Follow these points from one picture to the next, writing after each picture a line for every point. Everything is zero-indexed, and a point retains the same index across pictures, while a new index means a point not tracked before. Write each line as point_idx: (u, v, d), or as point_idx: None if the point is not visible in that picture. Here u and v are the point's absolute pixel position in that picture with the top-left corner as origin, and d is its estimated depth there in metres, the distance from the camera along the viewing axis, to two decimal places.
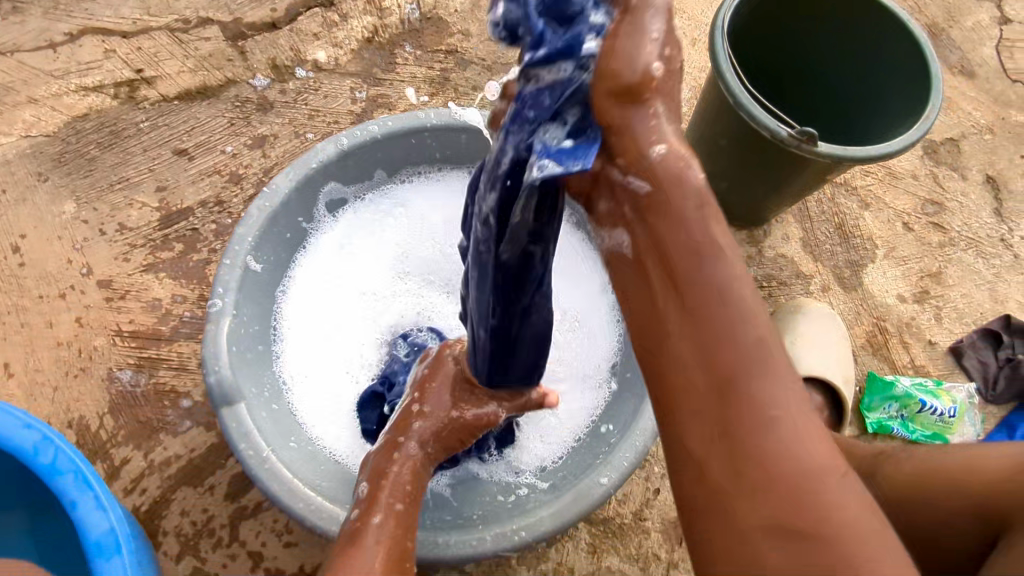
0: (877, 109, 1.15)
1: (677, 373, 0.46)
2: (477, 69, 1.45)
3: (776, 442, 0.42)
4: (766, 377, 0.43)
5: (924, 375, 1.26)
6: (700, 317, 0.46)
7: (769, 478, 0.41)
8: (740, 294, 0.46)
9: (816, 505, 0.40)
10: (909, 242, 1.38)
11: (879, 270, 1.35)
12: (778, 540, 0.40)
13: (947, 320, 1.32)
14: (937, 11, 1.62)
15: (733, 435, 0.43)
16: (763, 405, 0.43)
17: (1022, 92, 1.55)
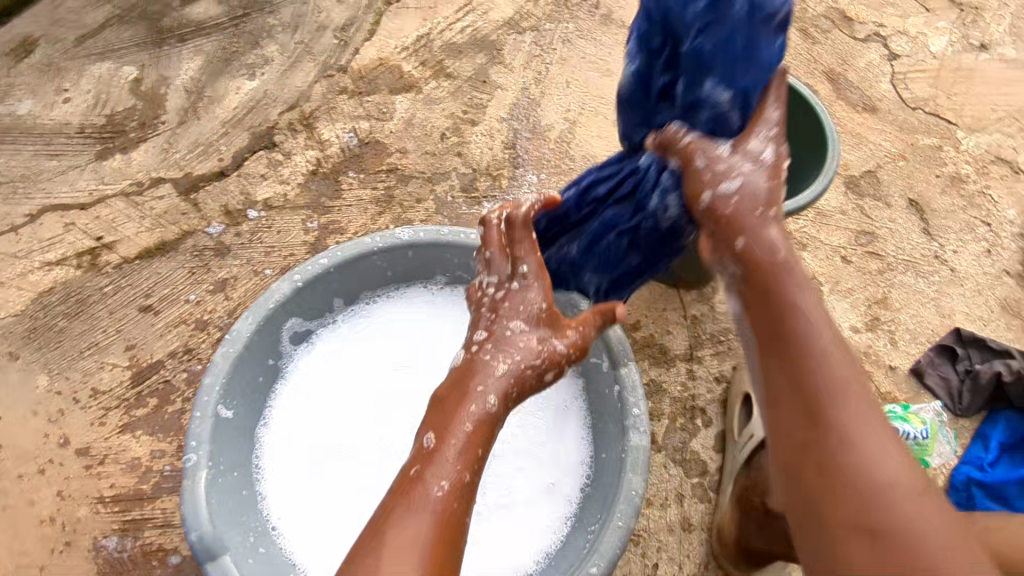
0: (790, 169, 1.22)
1: (787, 409, 0.66)
2: (418, 182, 1.53)
3: (855, 454, 0.60)
4: (833, 390, 0.64)
5: (893, 400, 1.29)
6: (775, 335, 0.70)
7: (854, 488, 0.59)
8: (808, 309, 0.70)
9: (896, 529, 0.56)
10: (851, 273, 1.44)
11: (828, 305, 1.40)
12: (858, 545, 0.57)
13: (903, 343, 1.36)
14: (831, 57, 1.76)
15: (826, 435, 0.62)
16: (844, 423, 0.62)
17: (923, 118, 1.67)
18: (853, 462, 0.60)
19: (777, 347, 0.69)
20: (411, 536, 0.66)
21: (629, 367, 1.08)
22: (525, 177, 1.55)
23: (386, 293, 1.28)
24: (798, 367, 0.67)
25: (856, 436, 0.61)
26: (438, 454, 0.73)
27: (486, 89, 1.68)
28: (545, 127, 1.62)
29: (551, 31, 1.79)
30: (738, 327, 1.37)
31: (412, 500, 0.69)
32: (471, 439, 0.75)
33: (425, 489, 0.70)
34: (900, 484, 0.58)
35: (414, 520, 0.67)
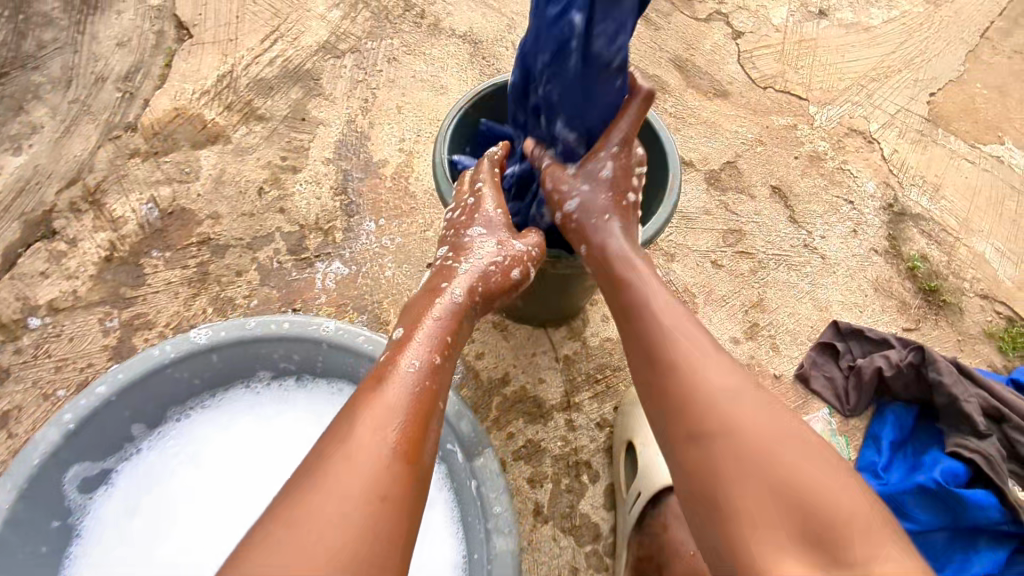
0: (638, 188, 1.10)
1: (650, 389, 0.74)
2: (237, 251, 1.32)
3: (704, 402, 0.68)
4: (690, 353, 0.73)
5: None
6: (633, 321, 0.81)
7: (713, 433, 0.66)
8: (650, 291, 0.82)
9: (765, 457, 0.63)
10: (724, 279, 1.35)
11: (704, 319, 1.30)
12: (741, 489, 0.62)
13: (785, 347, 1.28)
14: (675, 42, 1.66)
15: (678, 403, 0.70)
16: (694, 375, 0.71)
17: (775, 97, 1.60)
18: (698, 409, 0.68)
19: (640, 334, 0.79)
20: (387, 431, 0.64)
21: (485, 456, 0.94)
22: (362, 226, 1.36)
23: (199, 404, 1.07)
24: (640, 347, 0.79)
25: (699, 378, 0.70)
26: (409, 342, 0.75)
27: (306, 128, 1.47)
28: (379, 164, 1.44)
29: (374, 50, 1.59)
30: (614, 360, 1.26)
31: (380, 392, 0.68)
32: (443, 330, 0.79)
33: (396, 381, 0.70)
34: (748, 402, 0.68)
35: (384, 412, 0.66)
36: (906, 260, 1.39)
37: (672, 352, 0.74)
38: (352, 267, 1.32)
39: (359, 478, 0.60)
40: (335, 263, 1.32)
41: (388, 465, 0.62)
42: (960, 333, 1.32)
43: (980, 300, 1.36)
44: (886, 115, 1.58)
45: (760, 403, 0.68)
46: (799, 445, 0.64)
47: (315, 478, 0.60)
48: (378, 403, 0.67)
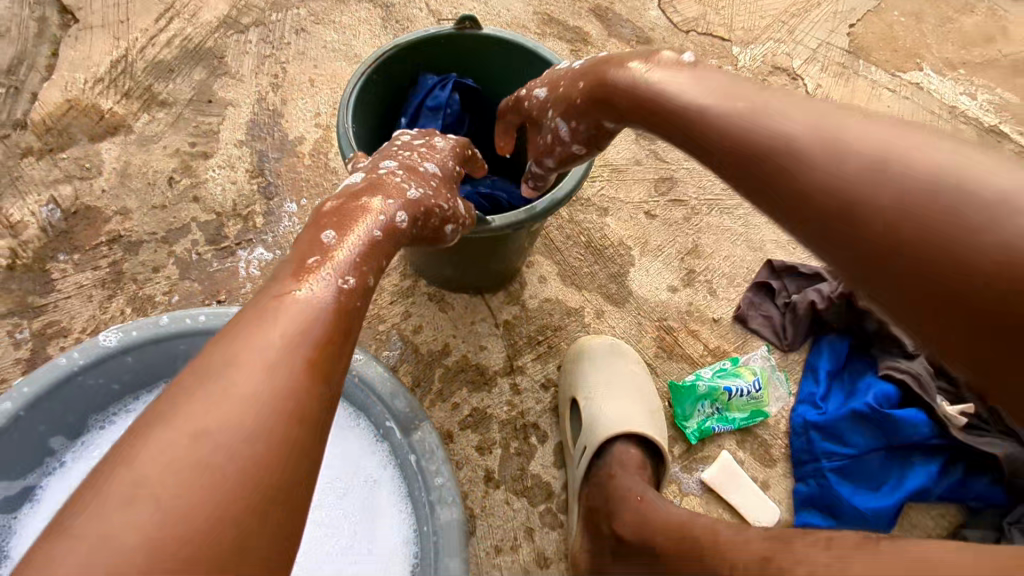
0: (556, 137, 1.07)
1: (756, 192, 0.62)
2: (152, 246, 1.25)
3: (813, 172, 0.56)
4: (769, 134, 0.60)
5: (721, 356, 1.23)
6: (697, 130, 0.68)
7: (836, 213, 0.53)
8: (693, 101, 0.70)
9: (901, 198, 0.50)
10: (658, 228, 1.34)
11: (641, 270, 1.30)
12: (908, 280, 0.49)
13: (722, 290, 1.29)
14: None
15: (787, 199, 0.57)
16: (786, 163, 0.58)
17: (697, 40, 1.57)
18: (808, 201, 0.55)
19: (707, 144, 0.67)
20: (290, 344, 0.58)
21: (422, 429, 0.92)
22: (283, 208, 1.30)
23: (122, 409, 1.01)
24: (712, 159, 0.67)
25: (793, 157, 0.58)
26: (332, 259, 0.69)
27: (214, 110, 1.39)
28: (295, 142, 1.37)
29: (280, 22, 1.51)
30: (554, 320, 1.24)
31: (293, 298, 0.62)
32: (366, 250, 0.74)
33: (310, 288, 0.64)
34: (850, 164, 0.54)
35: (285, 327, 0.59)
36: None
37: (757, 141, 0.61)
38: (276, 252, 1.26)
39: (257, 374, 0.54)
40: (258, 249, 1.26)
41: (289, 367, 0.56)
42: None
43: None
44: (808, 50, 1.57)
45: (899, 133, 0.54)
46: (926, 182, 0.50)
47: (200, 394, 0.53)
48: (281, 306, 0.61)
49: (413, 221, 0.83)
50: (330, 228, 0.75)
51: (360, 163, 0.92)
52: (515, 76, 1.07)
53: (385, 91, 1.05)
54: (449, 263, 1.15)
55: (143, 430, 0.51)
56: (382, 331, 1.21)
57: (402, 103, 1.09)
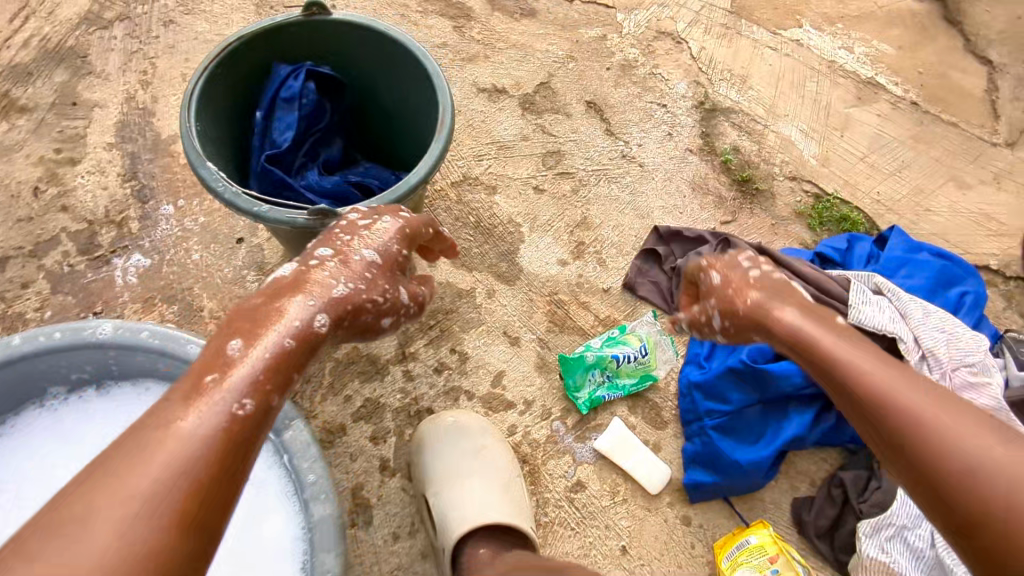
0: (419, 112, 1.05)
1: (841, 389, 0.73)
2: (20, 261, 1.20)
3: (890, 403, 0.68)
4: (887, 387, 0.69)
5: (611, 325, 1.25)
6: (804, 348, 0.77)
7: (919, 466, 0.65)
8: (840, 344, 0.75)
9: (956, 457, 0.63)
10: (546, 203, 1.35)
11: (531, 246, 1.30)
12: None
13: (611, 260, 1.31)
14: None
15: (859, 400, 0.71)
16: (889, 403, 0.68)
17: (582, 9, 1.56)
18: (892, 417, 0.68)
19: (817, 361, 0.75)
20: (141, 499, 0.55)
21: (295, 427, 0.91)
22: (159, 211, 1.26)
23: None
24: (837, 389, 0.73)
25: (886, 392, 0.69)
26: (229, 389, 0.63)
27: (80, 113, 1.33)
28: (169, 141, 1.33)
29: (147, 15, 1.44)
30: (446, 303, 1.24)
31: (165, 436, 0.58)
32: (281, 360, 0.68)
33: (205, 410, 0.61)
34: (932, 410, 0.66)
35: (144, 478, 0.56)
36: (719, 156, 1.43)
37: (868, 389, 0.70)
38: (154, 257, 1.23)
39: (115, 523, 0.53)
40: (134, 255, 1.22)
41: (164, 514, 0.55)
42: (772, 218, 1.38)
43: (789, 183, 1.41)
44: (692, 13, 1.58)
45: (959, 416, 0.65)
46: None
47: (62, 538, 0.52)
48: (163, 438, 0.58)
49: (336, 323, 0.75)
50: (240, 335, 0.68)
51: (205, 165, 0.88)
52: (367, 62, 1.05)
53: (235, 90, 1.02)
54: None
55: (34, 551, 0.51)
56: None
57: (257, 99, 1.06)
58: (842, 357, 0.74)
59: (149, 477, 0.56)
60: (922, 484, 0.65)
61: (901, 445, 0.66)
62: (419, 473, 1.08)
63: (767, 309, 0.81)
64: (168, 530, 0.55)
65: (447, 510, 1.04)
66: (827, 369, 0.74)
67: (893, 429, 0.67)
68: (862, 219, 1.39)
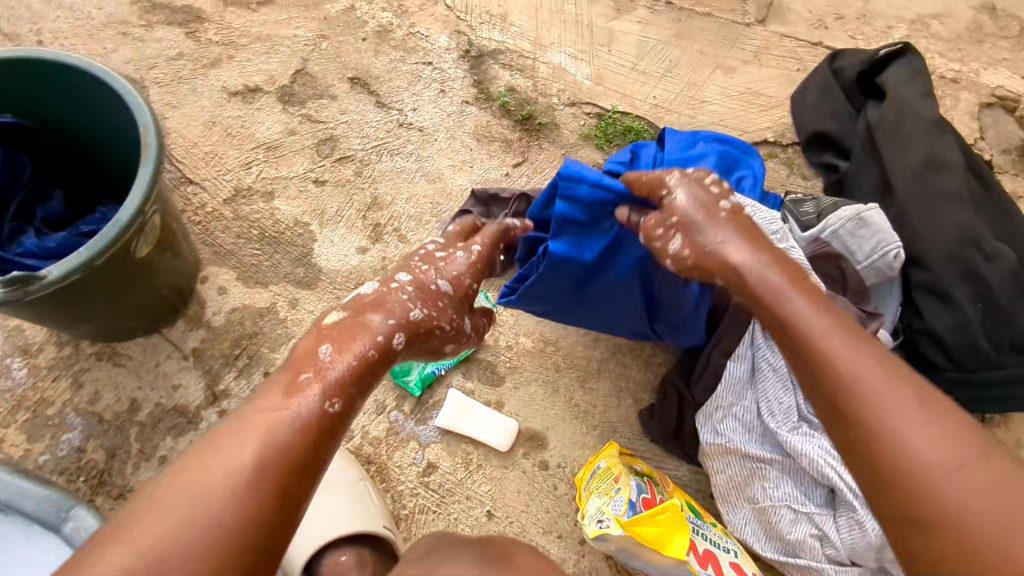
0: (109, 110, 0.93)
1: (806, 389, 0.74)
2: None
3: (866, 405, 0.66)
4: (830, 359, 0.70)
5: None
6: (804, 356, 0.73)
7: (852, 410, 0.67)
8: (805, 324, 0.74)
9: (923, 483, 0.61)
10: (331, 194, 1.28)
11: (325, 242, 1.24)
12: (912, 528, 0.61)
13: (412, 233, 1.26)
14: None
15: (838, 406, 0.68)
16: (827, 357, 0.70)
17: None
18: (849, 406, 0.67)
19: (778, 326, 0.76)
20: (244, 446, 0.67)
21: (81, 517, 0.86)
22: None
23: None
24: (835, 367, 0.69)
25: (871, 393, 0.67)
26: (331, 368, 0.76)
27: None
28: None
29: None
30: (247, 328, 1.16)
31: (279, 410, 0.71)
32: (367, 360, 0.79)
33: (304, 399, 0.72)
34: (874, 384, 0.67)
35: (235, 447, 0.67)
36: (497, 99, 1.40)
37: (850, 387, 0.68)
38: None
39: (216, 490, 0.64)
40: None
41: (262, 495, 0.65)
42: (562, 148, 1.38)
43: (570, 109, 1.41)
44: None
45: (914, 408, 0.65)
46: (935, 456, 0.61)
47: (186, 486, 0.65)
48: (263, 422, 0.69)
49: (410, 340, 0.84)
50: (331, 341, 0.79)
51: None
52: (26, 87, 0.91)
53: None
54: (88, 322, 1.01)
55: (126, 525, 0.63)
56: (54, 416, 1.08)
57: None
58: (771, 306, 0.77)
59: (228, 450, 0.67)
60: (875, 483, 0.64)
61: (871, 410, 0.66)
62: None
63: (783, 291, 0.76)
64: (270, 508, 0.65)
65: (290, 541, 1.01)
66: (827, 376, 0.70)
67: (832, 391, 0.69)
68: (644, 127, 1.42)
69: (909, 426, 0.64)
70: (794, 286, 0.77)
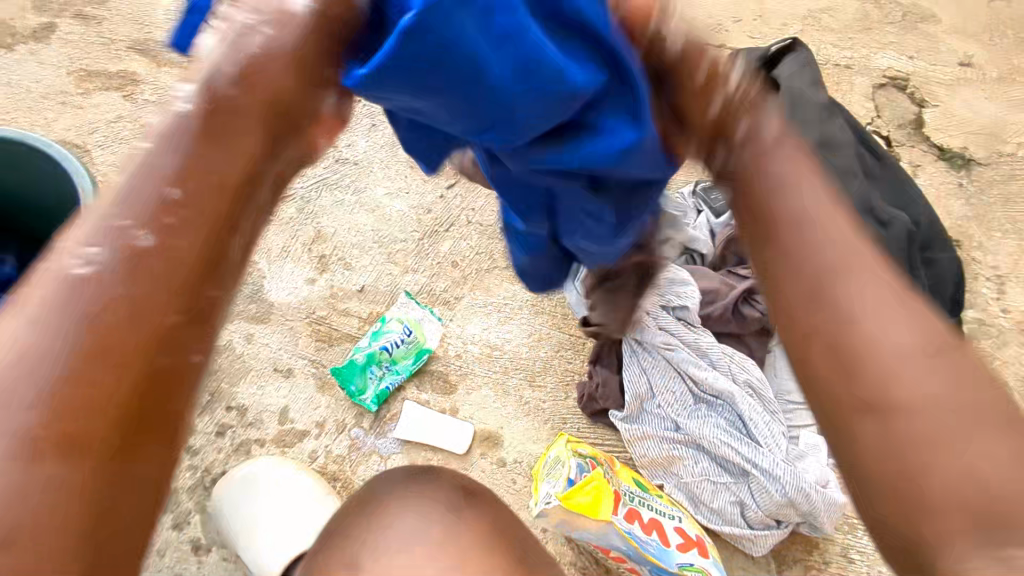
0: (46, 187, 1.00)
1: (794, 315, 0.53)
2: None
3: (833, 296, 0.51)
4: (797, 195, 0.54)
5: (373, 318, 1.28)
6: (781, 225, 0.54)
7: (829, 323, 0.51)
8: (803, 208, 0.53)
9: (855, 339, 0.49)
10: (276, 232, 1.35)
11: (274, 278, 1.31)
12: (872, 425, 0.48)
13: (356, 259, 1.34)
14: (125, 26, 1.51)
15: (820, 295, 0.51)
16: (801, 228, 0.53)
17: None
18: (844, 281, 0.51)
19: (766, 235, 0.55)
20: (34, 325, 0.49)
21: None
22: None
23: None
24: (808, 267, 0.52)
25: (838, 269, 0.51)
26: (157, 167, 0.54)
27: None
28: None
29: None
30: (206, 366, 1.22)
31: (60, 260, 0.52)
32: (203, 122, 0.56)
33: (92, 225, 0.53)
34: (847, 257, 0.51)
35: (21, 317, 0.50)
36: None
37: (819, 259, 0.52)
38: None
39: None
40: None
41: (49, 364, 0.49)
42: None
43: None
44: None
45: (871, 286, 0.50)
46: (910, 343, 0.48)
47: None
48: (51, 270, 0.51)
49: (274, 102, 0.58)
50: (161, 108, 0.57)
51: None
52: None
53: None
54: None
55: None
56: None
57: None
58: (780, 205, 0.54)
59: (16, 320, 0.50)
60: (847, 401, 0.49)
61: (843, 278, 0.51)
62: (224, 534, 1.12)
63: (776, 174, 0.55)
64: (66, 377, 0.49)
65: (254, 560, 1.09)
66: (800, 262, 0.53)
67: (817, 285, 0.52)
68: None
69: (858, 267, 0.51)
70: (795, 168, 0.56)
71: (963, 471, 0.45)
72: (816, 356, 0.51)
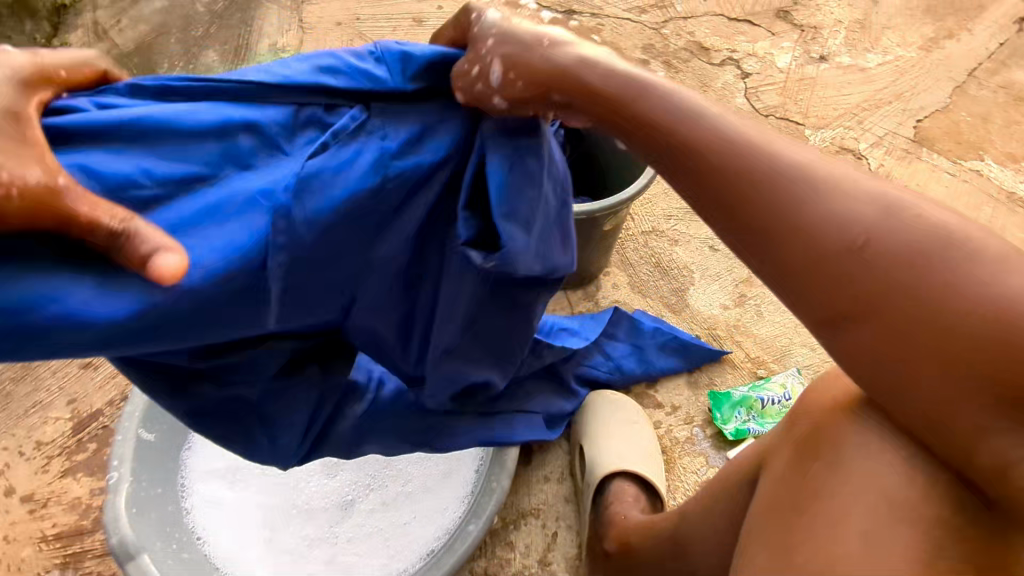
0: None
1: (876, 361, 0.64)
2: None
3: (941, 294, 0.60)
4: (908, 268, 0.61)
5: (757, 377, 1.40)
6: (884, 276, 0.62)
7: (967, 350, 0.59)
8: (887, 238, 0.62)
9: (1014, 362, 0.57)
10: (718, 260, 1.59)
11: (699, 290, 1.54)
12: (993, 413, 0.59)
13: (769, 313, 1.50)
14: (692, 82, 2.00)
15: (896, 337, 0.62)
16: (911, 274, 0.61)
17: (776, 122, 1.88)
18: (912, 328, 0.61)
19: (824, 266, 0.64)
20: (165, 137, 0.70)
21: None
22: None
23: None
24: (875, 299, 0.62)
25: (905, 276, 0.61)
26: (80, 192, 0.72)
27: None
28: None
29: None
30: None
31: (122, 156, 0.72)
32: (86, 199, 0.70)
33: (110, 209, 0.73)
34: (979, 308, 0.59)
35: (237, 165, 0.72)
36: None
37: (925, 298, 0.60)
38: None
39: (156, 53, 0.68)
40: None
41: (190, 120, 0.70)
42: None
43: None
44: (875, 136, 1.86)
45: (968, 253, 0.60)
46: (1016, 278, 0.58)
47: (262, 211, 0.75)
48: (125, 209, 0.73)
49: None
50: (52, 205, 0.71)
51: None
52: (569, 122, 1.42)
53: None
54: None
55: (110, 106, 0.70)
56: None
57: None
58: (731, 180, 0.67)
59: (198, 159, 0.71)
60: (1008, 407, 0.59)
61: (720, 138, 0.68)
62: (580, 427, 1.30)
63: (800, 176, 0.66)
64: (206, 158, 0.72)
65: (594, 461, 1.24)
66: (885, 292, 0.62)
67: (878, 310, 0.62)
68: None
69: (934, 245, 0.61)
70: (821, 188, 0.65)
71: (967, 416, 0.60)
72: (964, 378, 0.59)
